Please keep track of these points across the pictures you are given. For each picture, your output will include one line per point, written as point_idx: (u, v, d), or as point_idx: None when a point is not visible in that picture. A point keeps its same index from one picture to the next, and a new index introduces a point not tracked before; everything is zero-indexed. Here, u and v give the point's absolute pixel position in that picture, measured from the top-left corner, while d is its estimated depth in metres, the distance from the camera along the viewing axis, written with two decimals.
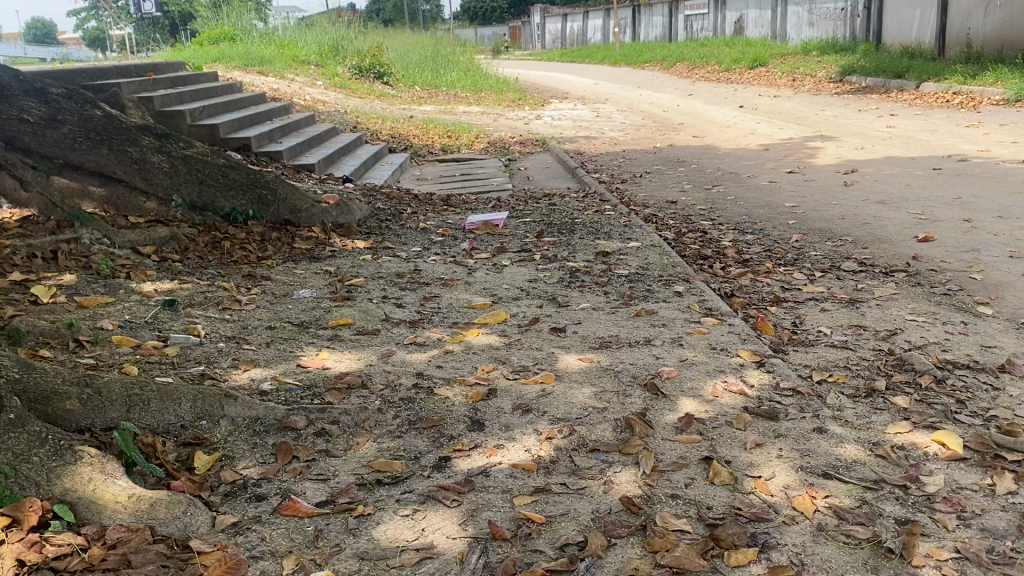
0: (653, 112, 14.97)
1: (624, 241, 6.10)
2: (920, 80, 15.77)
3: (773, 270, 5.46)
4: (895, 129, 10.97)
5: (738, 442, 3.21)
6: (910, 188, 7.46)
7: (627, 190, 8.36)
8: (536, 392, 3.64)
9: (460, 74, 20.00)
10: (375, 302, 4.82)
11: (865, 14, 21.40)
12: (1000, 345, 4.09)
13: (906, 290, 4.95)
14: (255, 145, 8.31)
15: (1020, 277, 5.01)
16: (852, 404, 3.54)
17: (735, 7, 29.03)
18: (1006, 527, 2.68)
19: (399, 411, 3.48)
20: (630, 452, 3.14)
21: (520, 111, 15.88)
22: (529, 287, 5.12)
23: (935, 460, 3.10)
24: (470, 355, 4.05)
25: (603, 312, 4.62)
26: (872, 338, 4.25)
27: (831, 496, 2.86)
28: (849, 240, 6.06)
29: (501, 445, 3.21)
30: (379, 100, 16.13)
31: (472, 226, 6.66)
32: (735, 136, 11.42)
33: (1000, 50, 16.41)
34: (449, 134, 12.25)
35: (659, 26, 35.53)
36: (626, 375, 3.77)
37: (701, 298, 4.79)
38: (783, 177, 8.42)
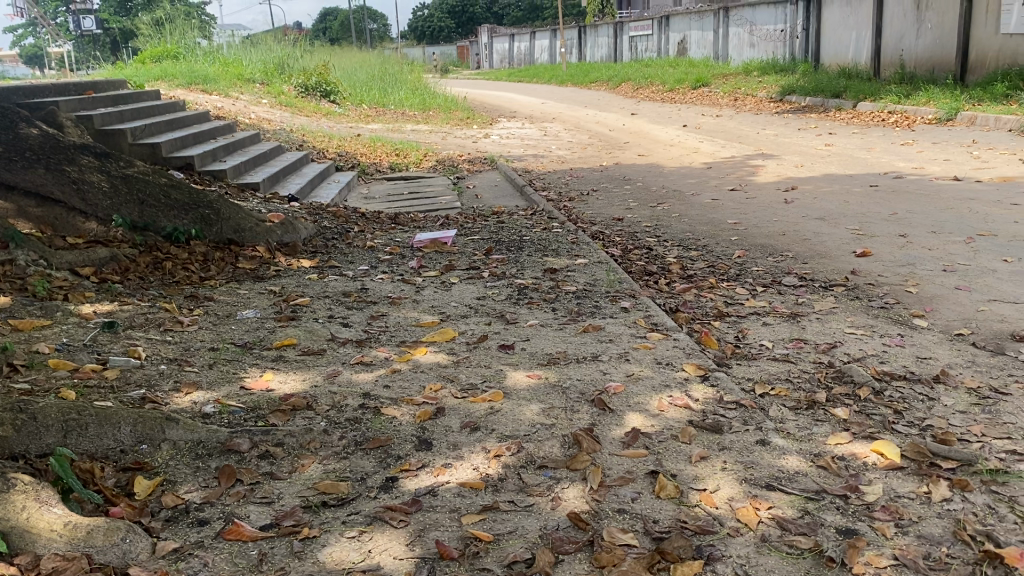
0: (599, 131, 15.14)
1: (571, 258, 6.15)
2: (857, 100, 16.24)
3: (716, 285, 5.55)
4: (833, 148, 11.27)
5: (683, 455, 3.25)
6: (847, 205, 7.67)
7: (575, 207, 8.44)
8: (484, 409, 3.64)
9: (408, 92, 20.02)
10: (321, 321, 4.78)
11: (803, 36, 22.03)
12: (935, 356, 4.21)
13: (844, 304, 5.07)
14: (198, 165, 8.19)
15: (953, 291, 5.17)
16: (794, 416, 3.61)
17: (677, 28, 29.62)
18: (941, 534, 2.75)
19: (345, 432, 3.44)
20: (578, 467, 3.16)
21: (468, 130, 15.94)
22: (477, 304, 5.13)
23: (874, 470, 3.17)
24: (417, 373, 4.04)
25: (551, 329, 4.64)
26: (813, 351, 4.34)
27: (774, 507, 2.90)
28: (790, 255, 6.19)
29: (449, 464, 3.20)
30: (325, 118, 16.05)
31: (420, 244, 6.64)
32: (679, 155, 11.61)
33: (932, 71, 17.00)
34: (397, 152, 12.23)
35: (605, 47, 36.04)
36: (574, 392, 3.79)
37: (647, 314, 4.85)
38: (726, 195, 8.58)
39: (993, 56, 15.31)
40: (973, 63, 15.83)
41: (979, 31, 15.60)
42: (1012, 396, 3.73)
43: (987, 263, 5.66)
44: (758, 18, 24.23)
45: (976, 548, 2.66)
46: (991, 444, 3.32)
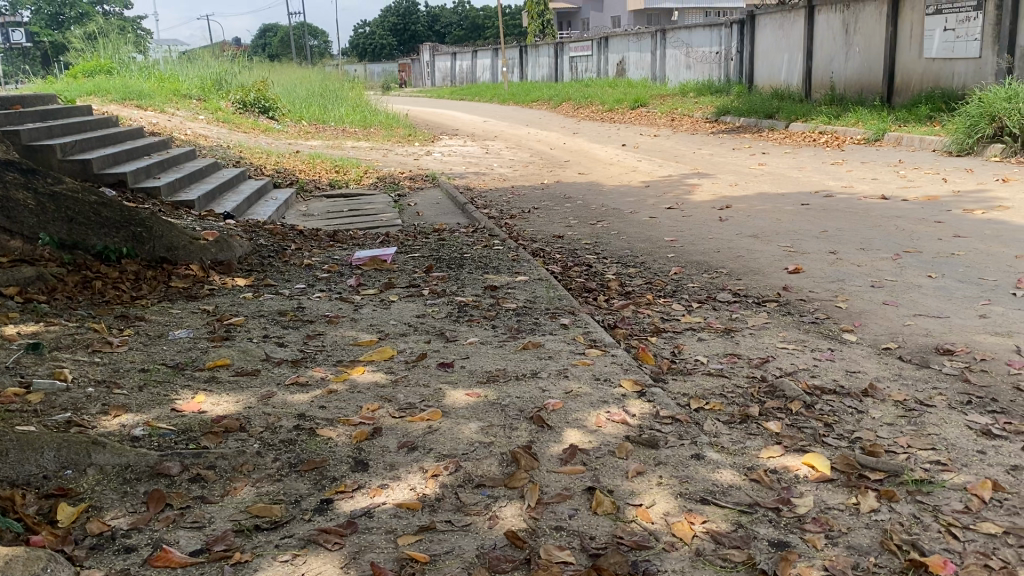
0: (540, 150, 15.25)
1: (512, 275, 6.16)
2: (789, 120, 16.68)
3: (654, 302, 5.62)
4: (766, 167, 11.53)
5: (620, 470, 3.27)
6: (780, 223, 7.85)
7: (516, 225, 8.47)
8: (421, 429, 3.61)
9: (348, 109, 19.91)
10: (256, 342, 4.69)
11: (738, 57, 22.60)
12: (864, 370, 4.32)
13: (777, 319, 5.18)
14: (131, 181, 8.00)
15: (881, 306, 5.32)
16: (728, 430, 3.67)
17: (616, 49, 30.09)
18: (869, 544, 2.82)
19: (279, 454, 3.38)
20: (515, 485, 3.15)
21: (409, 147, 15.90)
22: (416, 322, 5.10)
23: (805, 482, 3.23)
24: (354, 394, 3.99)
25: (490, 346, 4.64)
26: (746, 366, 4.42)
27: (708, 520, 2.94)
28: (725, 272, 6.31)
29: (385, 485, 3.17)
30: (263, 135, 15.85)
31: (359, 262, 6.59)
32: (619, 173, 11.75)
33: (860, 93, 17.56)
34: (336, 169, 12.13)
35: (545, 66, 36.41)
36: (513, 409, 3.79)
37: (586, 330, 4.87)
38: (663, 213, 8.71)
39: (917, 79, 15.89)
40: (899, 85, 16.41)
41: (903, 56, 16.18)
42: (936, 408, 3.85)
43: (913, 279, 5.85)
44: (693, 40, 24.76)
45: (902, 557, 2.73)
46: (916, 455, 3.42)
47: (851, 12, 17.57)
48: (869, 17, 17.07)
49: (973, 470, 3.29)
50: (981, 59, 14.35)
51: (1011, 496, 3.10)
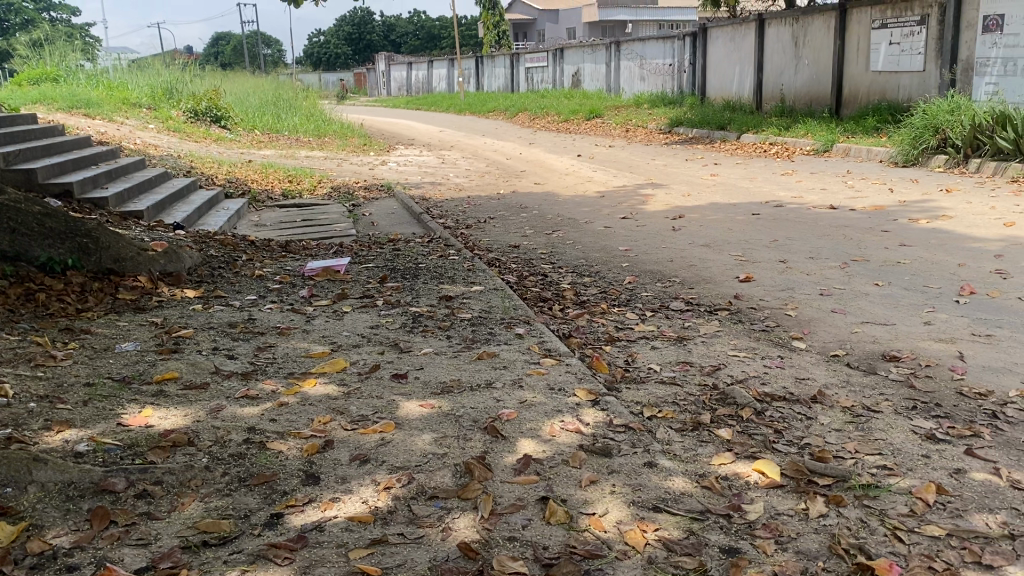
0: (496, 160, 15.27)
1: (467, 285, 6.15)
2: (741, 132, 16.94)
3: (608, 311, 5.65)
4: (718, 178, 11.69)
5: (573, 480, 3.28)
6: (732, 232, 7.96)
7: (471, 235, 8.46)
8: (374, 441, 3.58)
9: (303, 118, 19.76)
10: (205, 354, 4.62)
11: (691, 70, 22.93)
12: (813, 377, 4.39)
13: (729, 327, 5.24)
14: (77, 191, 7.83)
15: (829, 313, 5.42)
16: (680, 438, 3.70)
17: (571, 61, 30.31)
18: (818, 549, 2.86)
19: (228, 468, 3.33)
20: (469, 497, 3.14)
21: (364, 157, 15.81)
22: (370, 333, 5.06)
23: (756, 488, 3.27)
24: (306, 406, 3.94)
25: (445, 357, 4.62)
26: (698, 374, 4.46)
27: (660, 528, 2.95)
28: (677, 281, 6.38)
29: (337, 498, 3.13)
30: (215, 144, 15.64)
31: (311, 273, 6.52)
32: (574, 183, 11.82)
33: (810, 104, 17.92)
34: (290, 179, 12.01)
35: (501, 77, 36.55)
36: (467, 420, 3.77)
37: (540, 340, 4.88)
38: (618, 222, 8.78)
39: (864, 92, 16.26)
40: (846, 98, 16.79)
41: (851, 68, 16.55)
42: (883, 413, 3.92)
43: (860, 287, 5.97)
44: (647, 52, 25.04)
45: (850, 561, 2.77)
46: (863, 460, 3.48)
47: (800, 26, 17.94)
48: (818, 31, 17.43)
49: (918, 474, 3.35)
50: (925, 72, 14.76)
51: (955, 499, 3.17)
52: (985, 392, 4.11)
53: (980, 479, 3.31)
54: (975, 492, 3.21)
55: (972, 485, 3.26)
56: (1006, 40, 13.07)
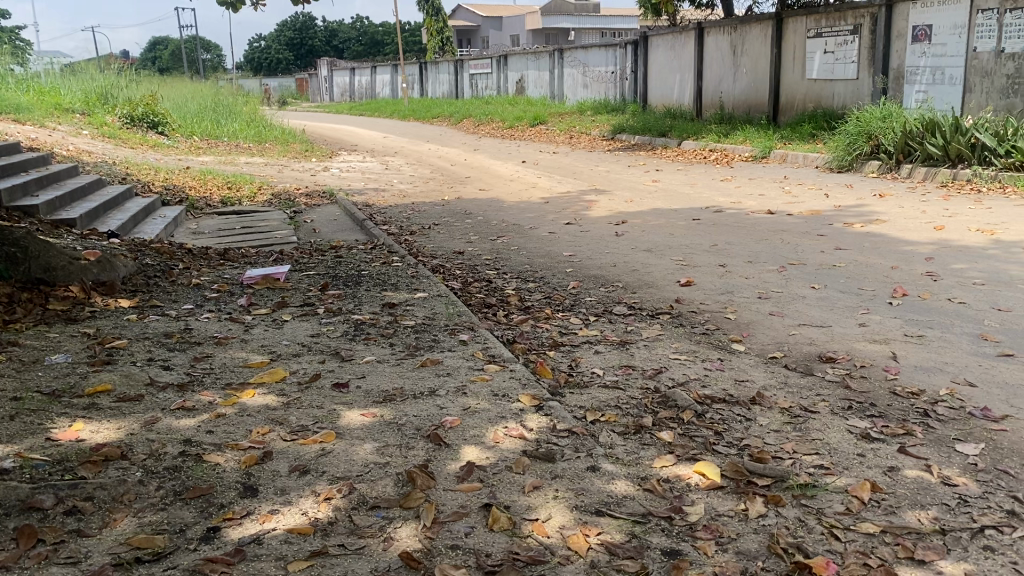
0: (440, 166, 15.24)
1: (410, 291, 6.11)
2: (682, 138, 17.19)
3: (552, 316, 5.66)
4: (659, 183, 11.84)
5: (517, 486, 3.27)
6: (673, 237, 8.06)
7: (415, 241, 8.42)
8: (314, 451, 3.52)
9: (243, 124, 19.45)
10: (140, 365, 4.50)
11: (632, 77, 23.21)
12: (752, 379, 4.46)
13: (670, 331, 5.30)
14: (6, 199, 7.58)
15: (767, 316, 5.52)
16: (623, 441, 3.72)
17: (515, 67, 30.42)
18: (758, 549, 2.89)
19: (162, 482, 3.24)
20: (411, 506, 3.10)
21: (306, 163, 15.63)
22: (310, 342, 4.98)
23: (697, 490, 3.30)
24: (244, 417, 3.86)
25: (388, 364, 4.58)
26: (640, 377, 4.50)
27: (603, 532, 2.96)
28: (621, 286, 6.43)
29: (276, 510, 3.07)
30: (152, 150, 15.33)
31: (250, 281, 6.41)
32: (518, 189, 11.85)
33: (749, 112, 18.28)
34: (229, 186, 11.80)
35: (445, 83, 36.54)
36: (409, 428, 3.74)
37: (485, 346, 4.87)
38: (562, 228, 8.83)
39: (800, 99, 16.65)
40: (784, 105, 17.17)
41: (787, 76, 16.94)
42: (820, 414, 4.00)
43: (797, 289, 6.09)
44: (589, 60, 25.25)
45: (788, 560, 2.81)
46: (801, 460, 3.54)
47: (737, 34, 18.29)
48: (755, 39, 17.79)
49: (854, 472, 3.43)
50: (858, 80, 15.18)
51: (888, 496, 3.24)
52: (917, 391, 4.23)
53: (912, 476, 3.39)
54: (908, 489, 3.29)
55: (905, 482, 3.34)
56: (934, 50, 13.51)
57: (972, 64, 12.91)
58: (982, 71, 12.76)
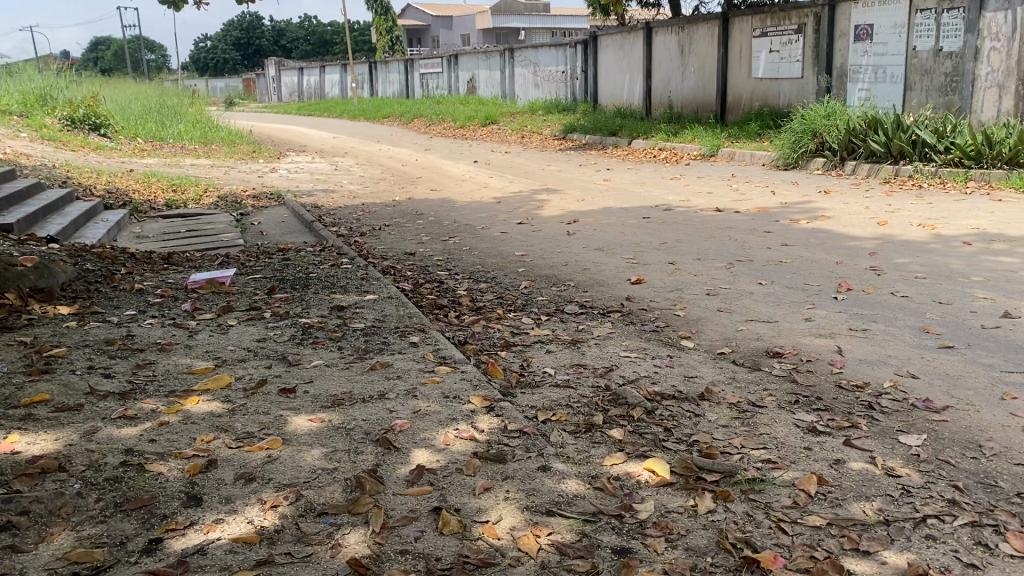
0: (391, 166, 15.13)
1: (360, 294, 6.05)
2: (632, 137, 17.31)
3: (504, 316, 5.65)
4: (610, 182, 11.90)
5: (467, 488, 3.24)
6: (624, 236, 8.11)
7: (365, 242, 8.35)
8: (261, 458, 3.46)
9: (188, 125, 19.09)
10: (79, 373, 4.38)
11: (583, 77, 23.33)
12: (701, 375, 4.49)
13: (621, 329, 5.32)
14: None
15: (716, 312, 5.57)
16: (574, 440, 3.72)
17: (465, 67, 30.35)
18: (707, 545, 2.91)
19: (102, 494, 3.15)
20: (360, 511, 3.06)
21: (254, 164, 15.39)
22: (257, 347, 4.90)
23: (647, 487, 3.32)
24: (188, 425, 3.78)
25: (337, 368, 4.52)
26: (591, 375, 4.51)
27: (554, 532, 2.96)
28: (572, 284, 6.44)
29: (221, 519, 3.00)
30: (94, 153, 14.97)
31: (195, 285, 6.29)
32: (470, 189, 11.81)
33: (697, 111, 18.49)
34: (174, 188, 11.57)
35: (396, 83, 36.33)
36: (358, 432, 3.69)
37: (436, 347, 4.83)
38: (514, 227, 8.83)
39: (747, 98, 16.90)
40: (730, 104, 17.41)
41: (734, 75, 17.15)
42: (767, 408, 4.05)
43: (745, 286, 6.16)
44: (540, 60, 25.30)
45: (737, 555, 2.83)
46: (749, 455, 3.57)
47: (685, 34, 18.47)
48: (702, 39, 17.99)
49: (801, 466, 3.47)
50: (803, 79, 15.45)
51: (835, 489, 3.29)
52: (862, 384, 4.30)
53: (858, 468, 3.44)
54: (854, 481, 3.35)
55: (850, 475, 3.39)
56: (876, 49, 13.81)
57: (912, 63, 13.22)
58: (922, 70, 13.08)
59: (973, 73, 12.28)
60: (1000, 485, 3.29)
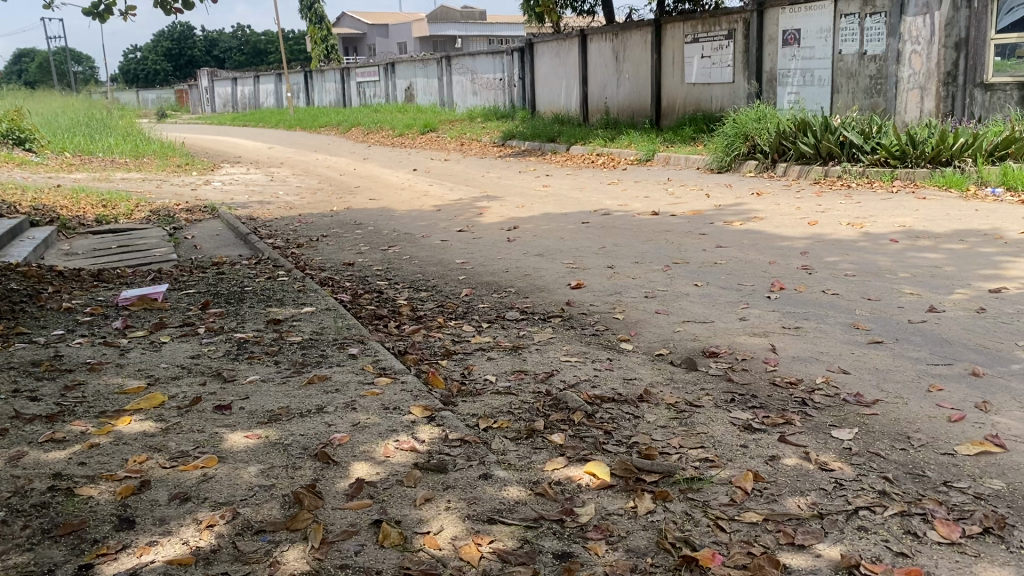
0: (328, 176, 14.99)
1: (297, 306, 5.98)
2: (570, 143, 17.44)
3: (444, 324, 5.63)
4: (548, 188, 11.97)
5: (408, 499, 3.22)
6: (563, 241, 8.16)
7: (302, 254, 8.24)
8: (196, 477, 3.39)
9: (118, 138, 18.62)
10: (3, 398, 4.23)
11: (520, 84, 23.45)
12: (639, 377, 4.55)
13: (561, 334, 5.35)
14: None
15: (654, 314, 5.64)
16: (515, 447, 3.73)
17: (403, 75, 30.24)
18: (647, 545, 2.94)
19: (28, 521, 3.05)
20: (298, 527, 3.02)
21: (186, 177, 15.09)
22: (190, 364, 4.80)
23: (588, 491, 3.34)
24: (120, 446, 3.69)
25: (273, 383, 4.45)
26: (532, 381, 4.52)
27: (495, 540, 2.96)
28: (512, 291, 6.46)
29: (154, 542, 2.93)
30: (18, 169, 14.52)
31: (125, 302, 6.14)
32: (409, 198, 11.76)
33: (632, 116, 18.71)
34: (103, 203, 11.28)
35: (332, 92, 36.03)
36: (296, 448, 3.64)
37: (375, 359, 4.79)
38: (454, 235, 8.82)
39: (681, 103, 17.18)
40: (665, 109, 17.67)
41: (668, 81, 17.43)
42: (704, 407, 4.11)
43: (681, 287, 6.26)
44: (477, 67, 25.36)
45: (676, 554, 2.86)
46: (687, 454, 3.62)
47: (619, 40, 18.70)
48: (636, 46, 18.23)
49: (737, 463, 3.53)
50: (734, 83, 15.77)
51: (770, 485, 3.35)
52: (795, 380, 4.40)
53: (792, 464, 3.52)
54: (788, 476, 3.42)
55: (785, 471, 3.46)
56: (804, 53, 14.15)
57: (838, 66, 13.59)
58: (848, 73, 13.45)
59: (896, 75, 12.67)
60: (927, 474, 3.40)
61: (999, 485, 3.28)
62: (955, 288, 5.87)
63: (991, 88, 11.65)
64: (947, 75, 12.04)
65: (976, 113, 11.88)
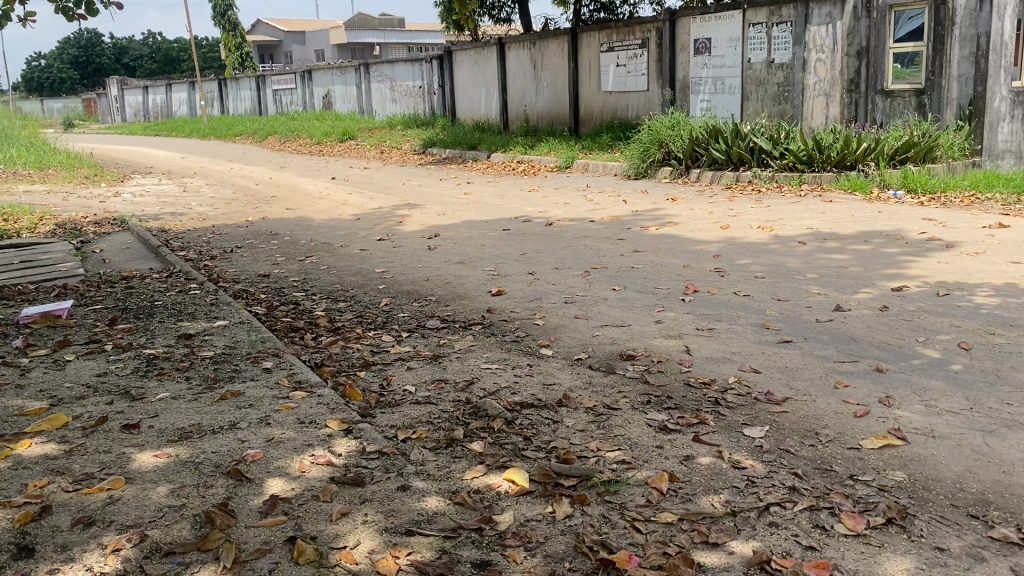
0: (244, 186, 14.68)
1: (209, 320, 5.84)
2: (490, 151, 17.49)
3: (363, 335, 5.57)
4: (469, 196, 11.99)
5: (324, 514, 3.17)
6: (483, 248, 8.18)
7: (216, 266, 8.06)
8: (101, 500, 3.27)
9: (22, 150, 17.88)
10: None
11: (440, 91, 23.43)
12: (559, 381, 4.58)
13: (481, 341, 5.35)
14: None
15: (573, 319, 5.70)
16: (434, 457, 3.71)
17: (320, 82, 29.89)
18: (565, 550, 2.96)
19: None
20: (210, 547, 2.94)
21: (95, 189, 14.57)
22: (96, 382, 4.63)
23: (506, 498, 3.34)
24: (19, 471, 3.53)
25: (184, 401, 4.33)
26: (452, 390, 4.51)
27: (413, 552, 2.93)
28: (432, 299, 6.44)
29: (56, 569, 2.82)
30: None
31: (26, 319, 5.89)
32: (327, 207, 11.61)
33: (552, 123, 18.89)
34: (5, 218, 10.81)
35: (247, 100, 35.38)
36: (208, 466, 3.55)
37: (291, 372, 4.71)
38: (374, 244, 8.74)
39: (598, 110, 17.42)
40: (583, 116, 17.89)
41: (586, 88, 17.66)
42: (621, 410, 4.16)
43: (600, 292, 6.33)
44: (396, 74, 25.24)
45: (593, 558, 2.89)
46: (604, 457, 3.66)
47: (537, 49, 18.87)
48: (553, 54, 18.42)
49: (653, 464, 3.59)
50: (649, 91, 16.08)
51: (684, 485, 3.41)
52: (709, 381, 4.49)
53: (706, 463, 3.59)
54: (702, 476, 3.49)
55: (700, 470, 3.53)
56: (715, 61, 14.52)
57: (748, 74, 13.99)
58: (757, 80, 13.85)
59: (802, 82, 13.13)
60: (835, 469, 3.51)
61: (901, 476, 3.41)
62: (860, 288, 6.09)
63: (891, 95, 12.16)
64: (851, 83, 12.53)
65: (877, 119, 12.37)
